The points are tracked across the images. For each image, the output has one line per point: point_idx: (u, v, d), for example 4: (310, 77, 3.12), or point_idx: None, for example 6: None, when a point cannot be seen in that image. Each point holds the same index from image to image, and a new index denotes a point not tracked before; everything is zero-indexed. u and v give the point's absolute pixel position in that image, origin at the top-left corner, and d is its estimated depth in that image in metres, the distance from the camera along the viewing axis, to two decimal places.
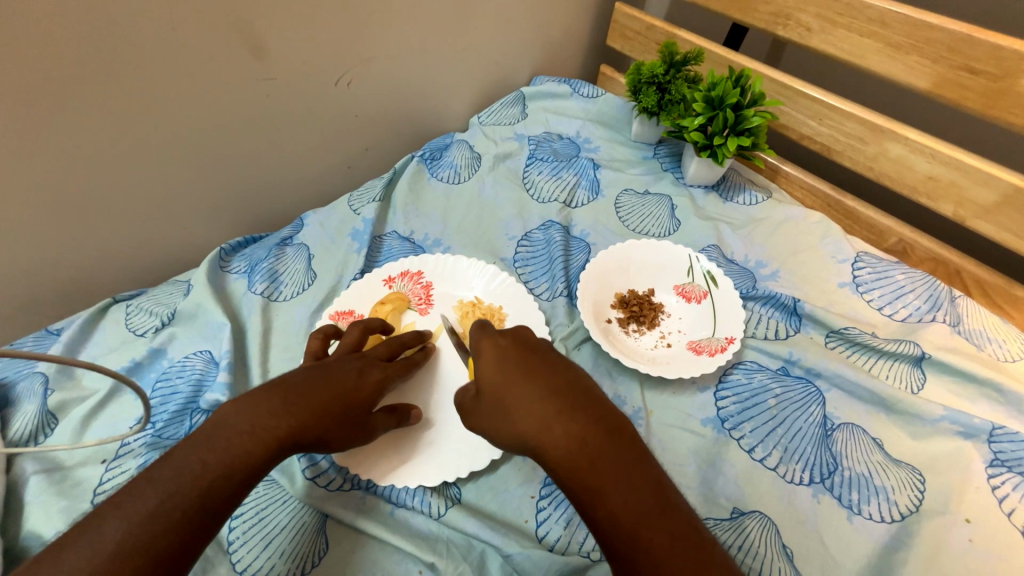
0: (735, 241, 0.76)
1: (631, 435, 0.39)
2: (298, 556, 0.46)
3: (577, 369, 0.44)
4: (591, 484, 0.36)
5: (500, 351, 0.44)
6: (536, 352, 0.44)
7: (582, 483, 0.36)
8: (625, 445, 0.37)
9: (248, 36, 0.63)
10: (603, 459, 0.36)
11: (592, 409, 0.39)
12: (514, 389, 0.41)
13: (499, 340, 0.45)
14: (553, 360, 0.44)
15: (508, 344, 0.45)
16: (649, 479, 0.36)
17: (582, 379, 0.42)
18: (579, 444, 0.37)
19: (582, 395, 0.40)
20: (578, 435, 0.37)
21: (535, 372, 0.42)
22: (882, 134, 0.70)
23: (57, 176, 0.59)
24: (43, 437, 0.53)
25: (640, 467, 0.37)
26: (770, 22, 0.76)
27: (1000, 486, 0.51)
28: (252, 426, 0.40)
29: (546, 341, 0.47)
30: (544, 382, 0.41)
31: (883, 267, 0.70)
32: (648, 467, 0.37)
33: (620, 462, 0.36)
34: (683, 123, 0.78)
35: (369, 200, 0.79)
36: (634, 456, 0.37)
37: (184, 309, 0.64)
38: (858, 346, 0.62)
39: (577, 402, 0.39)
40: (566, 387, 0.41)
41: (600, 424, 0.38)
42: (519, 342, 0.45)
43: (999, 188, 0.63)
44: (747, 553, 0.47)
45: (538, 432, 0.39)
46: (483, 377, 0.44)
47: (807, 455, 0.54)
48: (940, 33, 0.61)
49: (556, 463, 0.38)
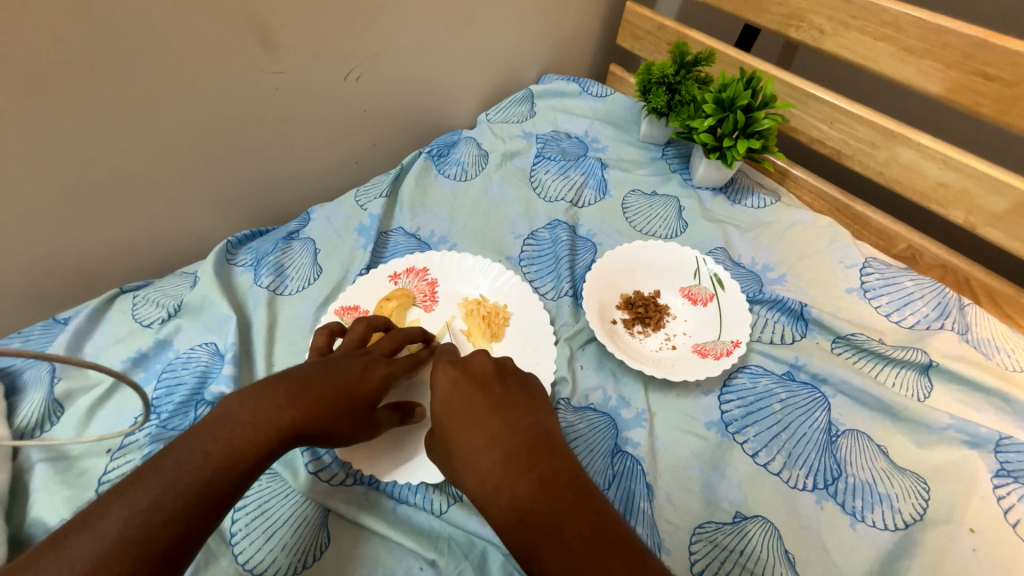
0: (742, 244, 0.76)
1: (568, 480, 0.38)
2: (300, 550, 0.46)
3: (526, 408, 0.44)
4: (520, 540, 0.36)
5: (448, 392, 0.45)
6: (485, 390, 0.45)
7: (514, 538, 0.37)
8: (558, 495, 0.37)
9: (258, 29, 0.63)
10: (530, 512, 0.36)
11: (527, 457, 0.39)
12: (459, 438, 0.42)
13: (450, 376, 0.47)
14: (499, 398, 0.44)
15: (457, 379, 0.46)
16: (580, 532, 0.35)
17: (527, 421, 0.43)
18: (510, 498, 0.38)
19: (521, 440, 0.41)
20: (509, 486, 0.38)
21: (478, 415, 0.43)
22: (894, 139, 0.70)
23: (66, 165, 0.59)
24: (49, 426, 0.54)
25: (573, 518, 0.36)
26: (783, 24, 0.76)
27: (1005, 496, 0.50)
28: (255, 417, 0.41)
29: (497, 372, 0.47)
30: (484, 429, 0.42)
31: (891, 273, 0.70)
32: (586, 515, 0.36)
33: (548, 514, 0.36)
34: (693, 124, 0.78)
35: (376, 196, 0.79)
36: (570, 505, 0.37)
37: (190, 301, 0.65)
38: (865, 352, 0.62)
39: (513, 450, 0.40)
40: (506, 433, 0.41)
41: (532, 475, 0.38)
42: (472, 377, 0.46)
43: (1010, 196, 0.62)
44: (748, 558, 0.48)
45: (476, 482, 0.40)
46: (436, 417, 0.45)
47: (811, 461, 0.54)
48: (955, 38, 0.61)
49: (493, 514, 0.38)
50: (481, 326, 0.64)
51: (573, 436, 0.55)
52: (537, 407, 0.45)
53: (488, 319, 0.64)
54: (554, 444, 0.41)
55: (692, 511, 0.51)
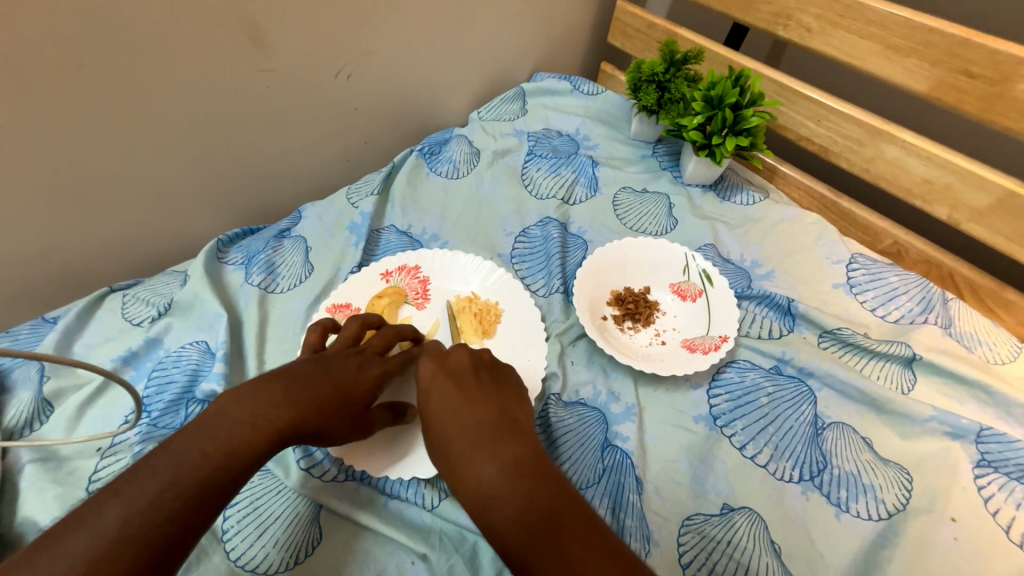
0: (730, 241, 0.77)
1: (533, 466, 0.39)
2: (292, 545, 0.47)
3: (496, 396, 0.45)
4: (486, 524, 0.38)
5: (425, 381, 0.47)
6: (462, 378, 0.46)
7: (481, 522, 0.38)
8: (520, 482, 0.38)
9: (248, 27, 0.63)
10: (491, 496, 0.38)
11: (492, 443, 0.41)
12: (435, 426, 0.44)
13: (428, 369, 0.47)
14: (474, 387, 0.45)
15: (434, 372, 0.47)
16: (537, 513, 0.36)
17: (494, 408, 0.44)
18: (479, 485, 0.39)
19: (487, 428, 0.42)
20: (475, 473, 0.39)
21: (451, 405, 0.44)
22: (879, 136, 0.71)
23: (55, 163, 0.59)
24: (38, 425, 0.54)
25: (531, 501, 0.37)
26: (771, 22, 0.76)
27: (986, 486, 0.51)
28: (252, 417, 0.41)
29: (474, 361, 0.48)
30: (455, 418, 0.43)
31: (877, 268, 0.71)
32: (545, 497, 0.37)
33: (510, 497, 0.37)
34: (682, 121, 0.78)
35: (367, 194, 0.79)
36: (531, 487, 0.38)
37: (180, 299, 0.64)
38: (851, 346, 0.63)
39: (483, 438, 0.41)
40: (474, 420, 0.42)
41: (495, 460, 0.39)
42: (447, 369, 0.47)
43: (992, 192, 0.64)
44: (735, 548, 0.48)
45: (450, 468, 0.42)
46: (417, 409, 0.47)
47: (797, 453, 0.54)
48: (938, 37, 0.62)
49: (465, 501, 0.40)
50: (473, 323, 0.64)
51: (563, 431, 0.55)
52: (508, 395, 0.46)
53: (479, 316, 0.65)
54: (520, 430, 0.42)
55: (681, 503, 0.52)
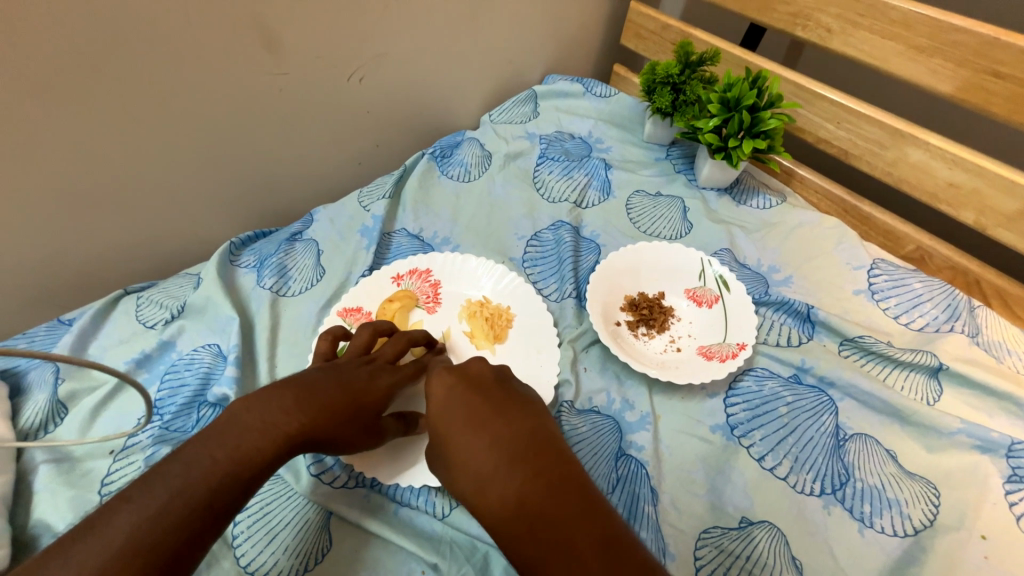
0: (748, 246, 0.75)
1: (576, 488, 0.38)
2: (301, 552, 0.46)
3: (527, 411, 0.43)
4: (527, 551, 0.35)
5: (449, 388, 0.45)
6: (489, 392, 0.45)
7: (520, 548, 0.36)
8: (566, 503, 0.36)
9: (262, 30, 0.63)
10: (536, 518, 0.36)
11: (532, 462, 0.39)
12: (459, 438, 0.42)
13: (446, 381, 0.46)
14: (503, 401, 0.44)
15: (454, 386, 0.45)
16: (589, 542, 0.34)
17: (528, 424, 0.42)
18: (515, 506, 0.37)
19: (526, 444, 0.40)
20: (514, 493, 0.37)
21: (477, 421, 0.42)
22: (902, 138, 0.69)
23: (72, 167, 0.59)
24: (53, 427, 0.54)
25: (581, 527, 0.35)
26: (789, 22, 0.75)
27: (1017, 502, 0.49)
28: (263, 424, 0.41)
29: (497, 376, 0.47)
30: (485, 433, 0.41)
31: (900, 274, 0.69)
32: (595, 523, 0.35)
33: (557, 522, 0.35)
34: (697, 124, 0.77)
35: (379, 197, 0.78)
36: (577, 511, 0.36)
37: (193, 302, 0.65)
38: (873, 354, 0.61)
39: (521, 455, 0.39)
40: (507, 436, 0.41)
41: (541, 479, 0.37)
42: (469, 381, 0.46)
43: (1022, 196, 0.61)
44: (754, 564, 0.47)
45: (475, 485, 0.39)
46: (433, 423, 0.45)
47: (818, 465, 0.53)
48: (965, 36, 0.60)
49: (493, 522, 0.38)
50: (484, 328, 0.63)
51: (575, 440, 0.54)
52: (538, 411, 0.45)
53: (490, 321, 0.63)
54: (557, 446, 0.41)
55: (698, 515, 0.50)
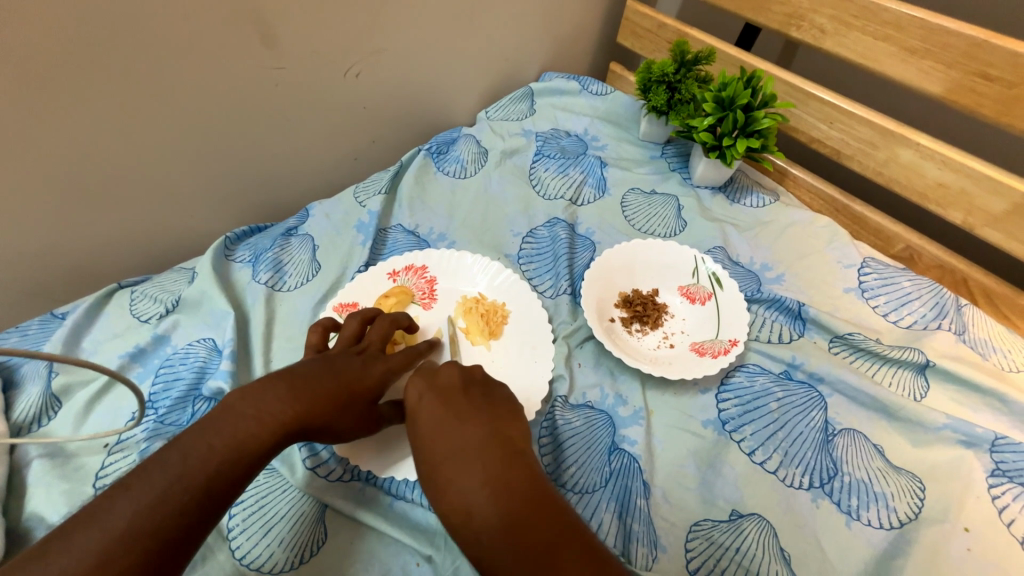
0: (740, 244, 0.76)
1: (531, 489, 0.38)
2: (297, 545, 0.46)
3: (490, 414, 0.44)
4: (481, 547, 0.36)
5: (420, 393, 0.46)
6: (455, 397, 0.45)
7: (476, 546, 0.37)
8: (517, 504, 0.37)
9: (258, 24, 0.62)
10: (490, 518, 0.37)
11: (491, 466, 0.39)
12: (426, 443, 0.43)
13: (418, 387, 0.47)
14: (469, 406, 0.45)
15: (423, 392, 0.46)
16: (545, 535, 0.35)
17: (489, 428, 0.43)
18: (473, 505, 0.38)
19: (485, 448, 0.41)
20: (470, 492, 0.38)
21: (443, 425, 0.43)
22: (894, 139, 0.70)
23: (67, 159, 0.59)
24: (47, 420, 0.54)
25: (531, 523, 0.36)
26: (784, 23, 0.76)
27: (1000, 496, 0.50)
28: (257, 411, 0.41)
29: (466, 380, 0.48)
30: (449, 437, 0.42)
31: (889, 273, 0.70)
32: (545, 521, 0.36)
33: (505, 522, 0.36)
34: (692, 122, 0.78)
35: (375, 193, 0.78)
36: (526, 511, 0.37)
37: (188, 296, 0.65)
38: (863, 352, 0.62)
39: (479, 459, 0.40)
40: (469, 440, 0.41)
41: (494, 482, 0.38)
42: (439, 386, 0.47)
43: (1009, 197, 0.62)
44: (744, 556, 0.48)
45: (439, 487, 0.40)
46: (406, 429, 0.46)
47: (807, 459, 0.54)
48: (956, 38, 0.61)
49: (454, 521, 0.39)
50: (479, 324, 0.63)
51: (569, 434, 0.55)
52: (503, 414, 0.45)
53: (486, 317, 0.64)
54: (517, 449, 0.42)
55: (689, 509, 0.51)
